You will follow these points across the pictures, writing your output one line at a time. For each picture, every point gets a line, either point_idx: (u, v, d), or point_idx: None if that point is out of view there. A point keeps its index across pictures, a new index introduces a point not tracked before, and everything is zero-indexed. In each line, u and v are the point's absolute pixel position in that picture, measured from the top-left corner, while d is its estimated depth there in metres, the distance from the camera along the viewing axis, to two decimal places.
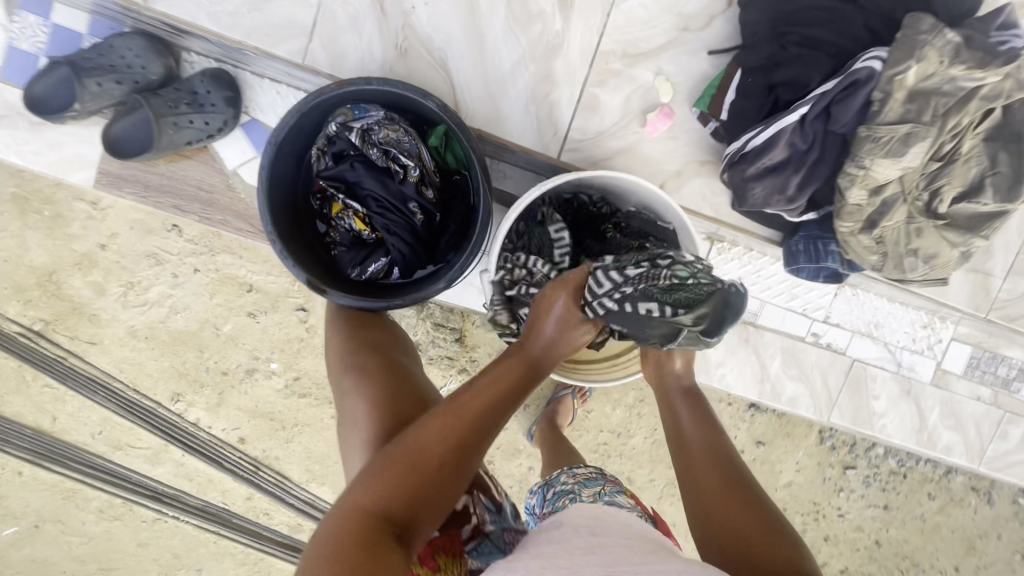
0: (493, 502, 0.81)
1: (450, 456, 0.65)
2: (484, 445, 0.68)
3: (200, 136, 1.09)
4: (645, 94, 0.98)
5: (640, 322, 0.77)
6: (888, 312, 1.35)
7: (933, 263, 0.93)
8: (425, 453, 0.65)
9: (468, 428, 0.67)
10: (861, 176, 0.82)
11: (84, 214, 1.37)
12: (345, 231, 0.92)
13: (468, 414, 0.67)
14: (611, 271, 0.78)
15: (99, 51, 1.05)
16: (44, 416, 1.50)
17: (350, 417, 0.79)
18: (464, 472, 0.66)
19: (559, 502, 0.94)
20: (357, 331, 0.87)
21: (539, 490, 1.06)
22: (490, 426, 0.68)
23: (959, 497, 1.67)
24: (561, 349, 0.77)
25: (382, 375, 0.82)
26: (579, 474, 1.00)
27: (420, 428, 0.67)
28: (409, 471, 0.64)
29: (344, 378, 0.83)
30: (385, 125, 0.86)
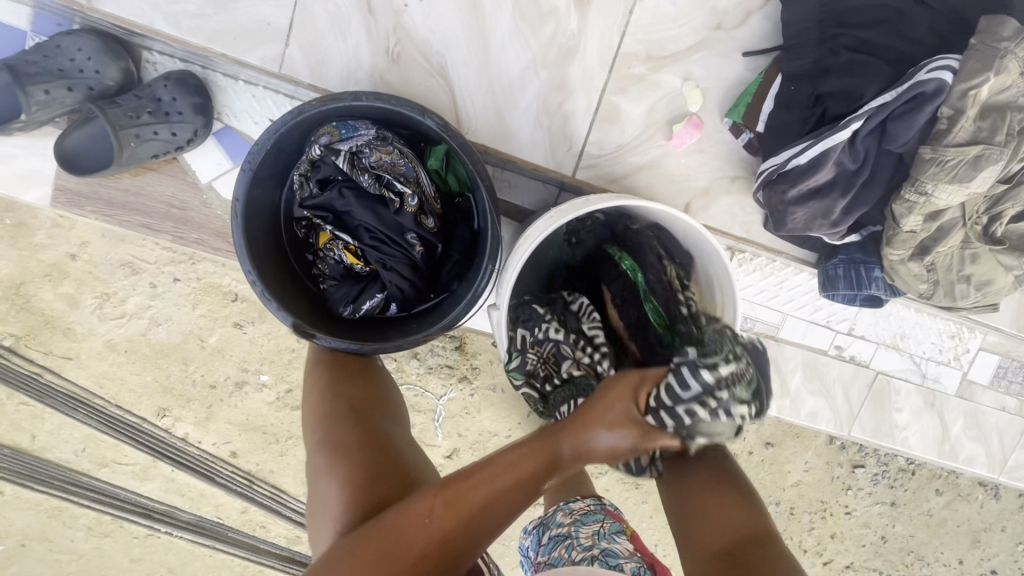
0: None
1: (434, 549, 0.57)
2: (475, 542, 0.59)
3: (168, 149, 0.97)
4: (672, 103, 0.87)
5: (723, 429, 0.70)
6: (914, 323, 1.27)
7: (986, 290, 0.84)
8: (405, 542, 0.57)
9: (461, 522, 0.58)
10: (921, 203, 0.74)
11: (50, 221, 1.25)
12: (334, 263, 0.81)
13: (466, 502, 0.59)
14: (700, 371, 0.69)
15: (44, 53, 0.92)
16: (23, 434, 1.40)
17: (320, 498, 0.71)
18: (446, 572, 0.58)
19: (556, 551, 0.87)
20: (335, 394, 0.81)
21: (534, 528, 0.98)
22: (490, 519, 0.60)
23: (967, 492, 1.55)
24: (600, 452, 0.63)
25: (359, 445, 0.75)
26: (576, 510, 0.92)
27: (406, 510, 0.59)
28: (383, 561, 0.56)
29: (325, 442, 0.76)
30: (376, 146, 0.76)
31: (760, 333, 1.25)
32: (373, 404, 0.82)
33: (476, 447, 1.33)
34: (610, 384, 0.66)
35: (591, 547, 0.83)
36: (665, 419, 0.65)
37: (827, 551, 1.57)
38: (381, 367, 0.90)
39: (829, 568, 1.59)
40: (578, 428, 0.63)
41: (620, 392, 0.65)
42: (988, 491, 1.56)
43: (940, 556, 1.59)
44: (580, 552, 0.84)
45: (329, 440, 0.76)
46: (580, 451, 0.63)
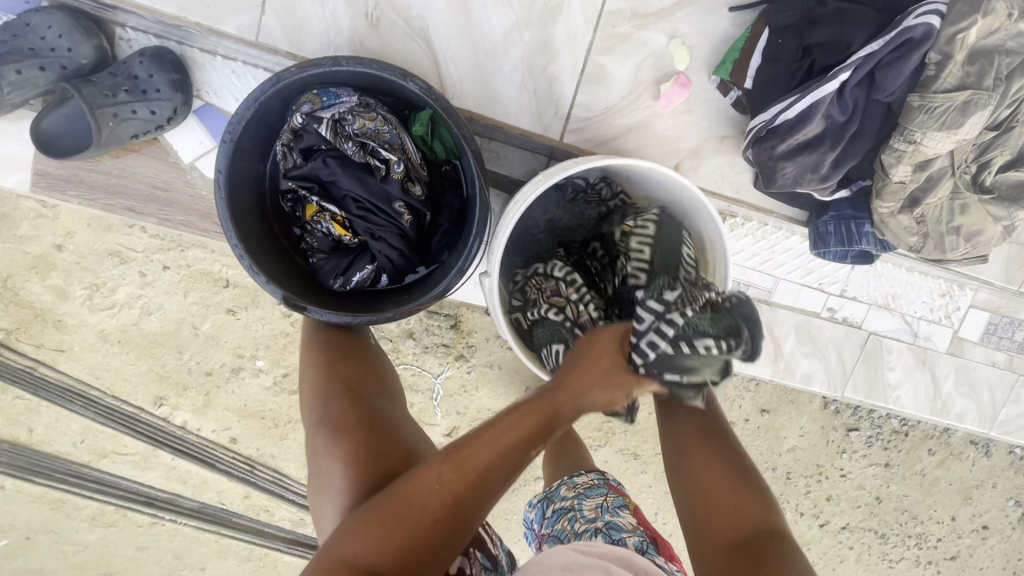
0: (489, 559, 0.77)
1: (445, 511, 0.58)
2: (487, 500, 0.59)
3: (148, 128, 0.95)
4: (659, 61, 0.85)
5: (696, 363, 0.67)
6: (906, 282, 1.28)
7: (976, 241, 0.85)
8: (416, 508, 0.58)
9: (470, 483, 0.58)
10: (910, 152, 0.73)
11: (34, 212, 1.23)
12: (322, 236, 0.80)
13: (469, 468, 0.58)
14: (649, 301, 0.71)
15: (13, 32, 0.89)
16: (20, 429, 1.40)
17: (324, 478, 0.71)
18: (460, 529, 0.58)
19: (559, 523, 0.89)
20: (330, 370, 0.81)
21: (538, 502, 0.99)
22: (496, 481, 0.59)
23: (959, 450, 1.57)
24: (595, 408, 0.65)
25: (355, 424, 0.75)
26: (580, 484, 0.94)
27: (414, 477, 0.59)
28: (397, 529, 0.57)
29: (325, 419, 0.76)
30: (359, 113, 0.74)
31: (753, 299, 1.26)
32: (368, 383, 0.82)
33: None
34: (591, 342, 0.69)
35: (595, 519, 0.85)
36: (634, 356, 0.67)
37: (823, 513, 1.60)
38: (375, 348, 0.89)
39: (825, 530, 1.62)
40: (575, 385, 0.65)
41: (606, 353, 0.68)
42: (979, 448, 1.58)
43: (933, 514, 1.63)
44: (583, 524, 0.85)
45: (327, 419, 0.76)
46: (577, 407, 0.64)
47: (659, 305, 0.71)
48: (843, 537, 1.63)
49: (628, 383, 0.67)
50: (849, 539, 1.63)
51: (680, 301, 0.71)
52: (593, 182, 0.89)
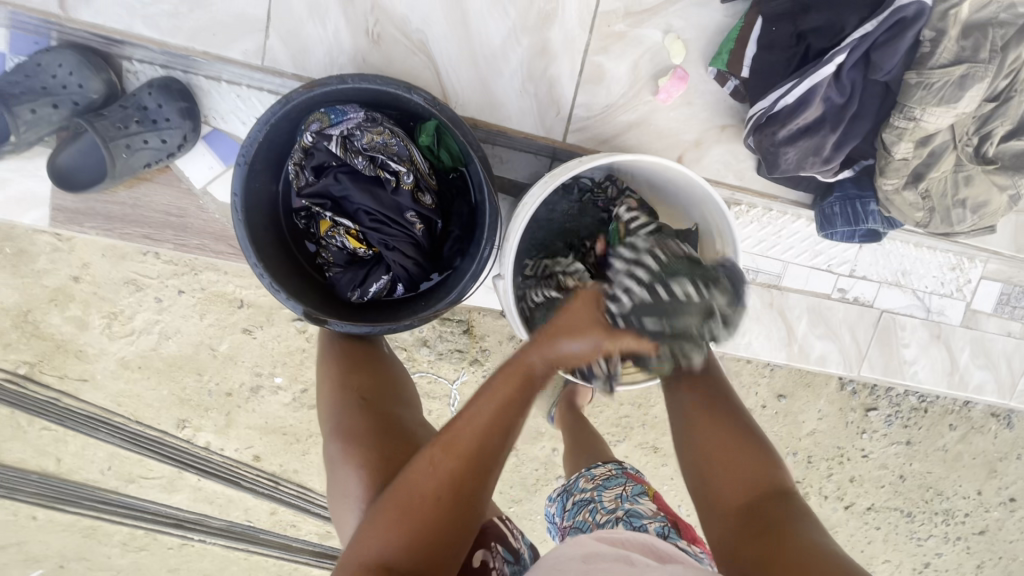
0: (511, 553, 0.77)
1: (447, 492, 0.59)
2: (485, 474, 0.60)
3: (159, 156, 0.97)
4: (655, 57, 0.87)
5: (679, 309, 0.65)
6: (914, 259, 1.28)
7: (982, 212, 0.85)
8: (419, 501, 0.59)
9: (464, 463, 0.59)
10: (910, 129, 0.74)
11: (49, 246, 1.26)
12: (337, 249, 0.82)
13: (459, 448, 0.59)
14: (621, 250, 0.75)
15: (25, 72, 0.92)
16: (48, 459, 1.43)
17: (339, 485, 0.73)
18: (466, 504, 0.60)
19: (580, 515, 0.90)
20: (342, 382, 0.82)
21: (558, 496, 1.00)
22: (491, 454, 0.60)
23: (981, 424, 1.57)
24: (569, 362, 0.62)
25: (368, 431, 0.76)
26: (597, 475, 0.96)
27: (410, 469, 0.61)
28: (405, 520, 0.58)
29: (335, 434, 0.77)
30: (367, 128, 0.75)
31: (763, 284, 1.26)
32: (384, 391, 0.83)
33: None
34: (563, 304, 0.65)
35: (615, 509, 0.86)
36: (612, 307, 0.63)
37: (847, 495, 1.61)
38: (390, 356, 0.91)
39: (850, 511, 1.63)
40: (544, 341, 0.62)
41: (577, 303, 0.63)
42: (1002, 421, 1.57)
43: (959, 490, 1.62)
44: (604, 515, 0.86)
45: (340, 429, 0.78)
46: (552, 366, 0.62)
47: (630, 252, 0.74)
48: (868, 517, 1.63)
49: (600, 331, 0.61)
50: (875, 519, 1.63)
51: (652, 248, 0.74)
52: (600, 181, 0.92)
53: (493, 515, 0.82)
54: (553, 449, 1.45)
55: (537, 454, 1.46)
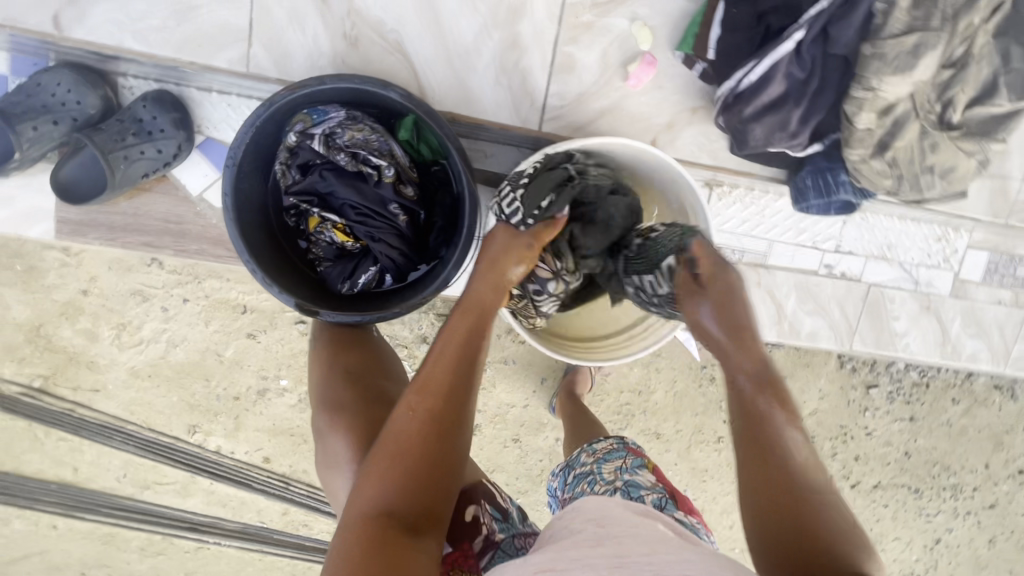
0: (499, 511, 0.84)
1: (429, 428, 0.61)
2: (462, 407, 0.63)
3: (156, 166, 1.01)
4: (623, 45, 0.90)
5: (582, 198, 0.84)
6: (899, 231, 1.30)
7: (950, 177, 0.88)
8: (404, 443, 0.60)
9: (439, 397, 0.63)
10: (870, 99, 0.77)
11: (58, 262, 1.31)
12: (327, 245, 0.86)
13: (433, 385, 0.63)
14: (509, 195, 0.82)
15: (26, 92, 0.97)
16: (65, 469, 1.47)
17: (330, 452, 0.83)
18: (449, 438, 0.62)
19: (580, 486, 0.94)
20: (332, 362, 0.90)
21: (561, 471, 1.04)
22: (462, 386, 0.64)
23: (983, 396, 1.57)
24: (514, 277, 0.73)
25: (352, 405, 0.85)
26: (599, 450, 0.99)
27: (390, 420, 0.63)
28: (393, 462, 0.60)
29: (323, 410, 0.86)
30: (348, 126, 0.79)
31: (750, 264, 1.29)
32: (372, 370, 0.90)
33: (497, 420, 1.45)
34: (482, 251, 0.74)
35: (613, 480, 0.91)
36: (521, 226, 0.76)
37: (853, 473, 1.61)
38: (382, 344, 0.96)
39: (857, 490, 1.63)
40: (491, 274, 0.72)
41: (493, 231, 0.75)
42: (1005, 392, 1.58)
43: (965, 463, 1.62)
44: (602, 485, 0.90)
45: (330, 402, 0.87)
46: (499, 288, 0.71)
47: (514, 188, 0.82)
48: (876, 495, 1.64)
49: (524, 240, 0.74)
50: (883, 497, 1.64)
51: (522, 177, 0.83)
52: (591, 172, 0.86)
53: (484, 478, 0.89)
54: (556, 439, 1.48)
55: (541, 445, 1.48)
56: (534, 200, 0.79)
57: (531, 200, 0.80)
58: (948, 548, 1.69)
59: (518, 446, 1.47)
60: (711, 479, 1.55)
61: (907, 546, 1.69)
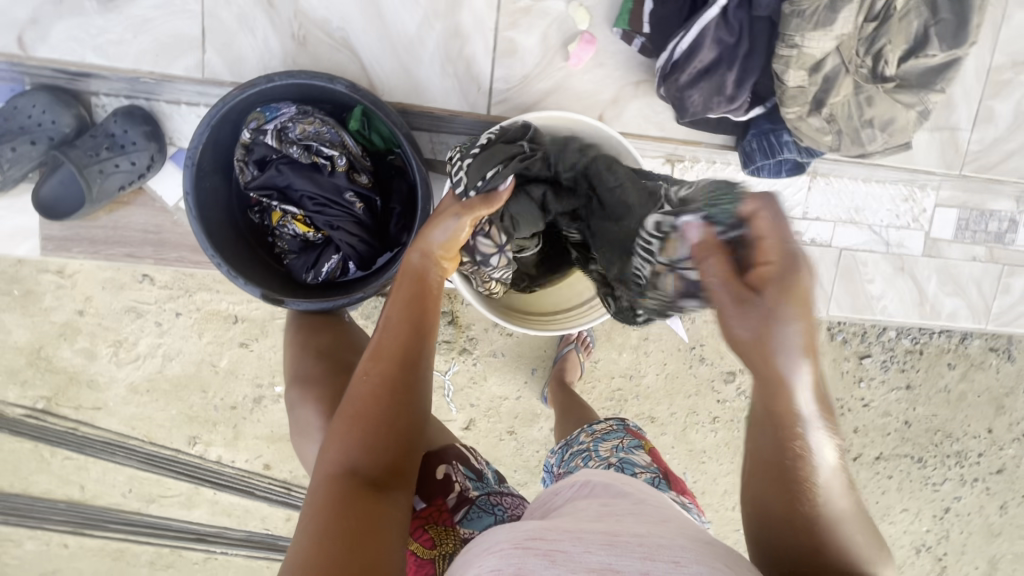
0: (473, 471, 0.85)
1: (388, 391, 0.62)
2: (419, 368, 0.64)
3: (132, 178, 1.04)
4: (562, 25, 0.96)
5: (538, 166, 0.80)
6: (865, 194, 1.25)
7: (891, 130, 0.90)
8: (364, 408, 0.61)
9: (395, 360, 0.63)
10: (795, 55, 0.80)
11: (53, 285, 1.36)
12: (291, 237, 0.90)
13: (387, 351, 0.64)
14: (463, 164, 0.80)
15: (5, 115, 1.02)
16: (74, 487, 1.51)
17: (302, 421, 0.90)
18: (408, 399, 0.62)
19: (575, 462, 0.95)
20: (304, 342, 0.96)
21: (558, 448, 1.04)
22: (417, 349, 0.65)
23: (979, 359, 1.54)
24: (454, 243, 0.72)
25: (320, 376, 0.92)
26: (597, 430, 1.00)
27: (348, 389, 0.63)
28: (354, 428, 0.60)
29: (293, 389, 0.92)
30: (299, 120, 0.83)
31: None
32: (341, 345, 0.96)
33: (491, 413, 1.46)
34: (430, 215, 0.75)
35: (608, 456, 0.92)
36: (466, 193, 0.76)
37: (853, 446, 1.59)
38: (352, 324, 1.01)
39: (859, 462, 1.61)
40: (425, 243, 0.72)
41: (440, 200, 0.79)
42: (1002, 354, 1.54)
43: (968, 429, 1.59)
44: (596, 462, 0.92)
45: (299, 376, 0.93)
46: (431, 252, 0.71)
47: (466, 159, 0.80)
48: (879, 467, 1.61)
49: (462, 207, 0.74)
50: (886, 468, 1.61)
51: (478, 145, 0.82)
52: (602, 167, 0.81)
53: (455, 441, 0.90)
54: (551, 428, 1.48)
55: (537, 435, 1.49)
56: (474, 176, 0.77)
57: (472, 176, 0.77)
58: (958, 517, 1.65)
59: (513, 437, 1.49)
60: (708, 459, 1.55)
61: (916, 517, 1.65)
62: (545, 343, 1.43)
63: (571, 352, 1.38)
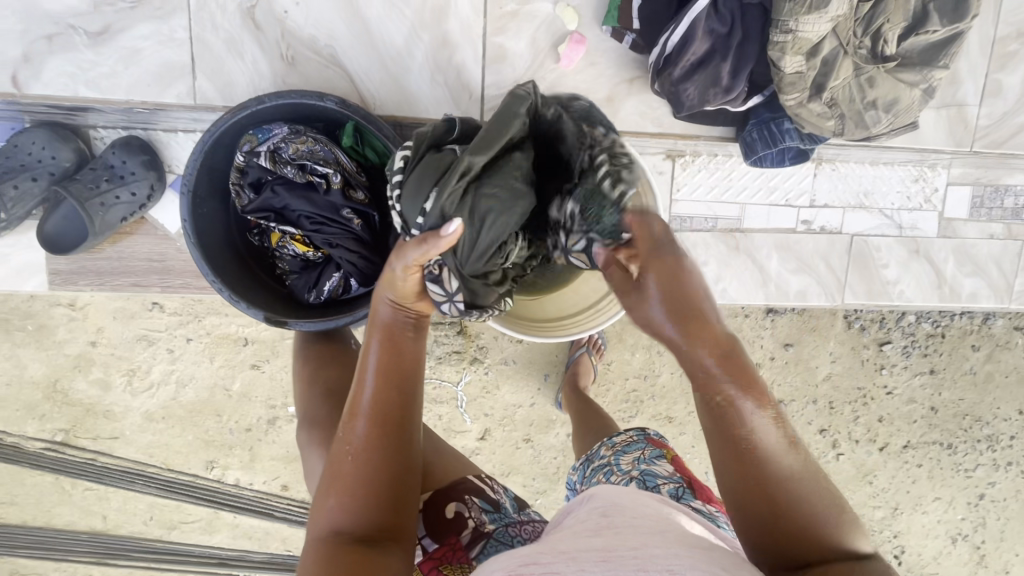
0: (490, 503, 0.82)
1: (365, 448, 0.62)
2: (397, 416, 0.64)
3: (133, 209, 1.05)
4: (551, 27, 0.95)
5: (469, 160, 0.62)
6: (873, 177, 1.22)
7: (895, 110, 0.87)
8: (345, 467, 0.61)
9: (369, 416, 0.63)
10: (791, 41, 0.78)
11: (65, 317, 1.37)
12: (292, 258, 0.89)
13: (362, 407, 0.64)
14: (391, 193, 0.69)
15: (6, 154, 1.02)
16: (96, 517, 1.52)
17: (311, 467, 0.89)
18: (388, 451, 0.62)
19: (596, 478, 0.93)
20: (311, 380, 0.96)
21: (579, 465, 1.01)
22: (391, 399, 0.64)
23: (1005, 340, 1.49)
24: (411, 287, 0.67)
25: (327, 418, 0.91)
26: (617, 442, 0.98)
27: (331, 448, 0.64)
28: (337, 487, 0.61)
29: (302, 431, 0.92)
30: (292, 139, 0.83)
31: (724, 229, 1.22)
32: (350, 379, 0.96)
33: (506, 422, 1.44)
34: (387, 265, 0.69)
35: (630, 470, 0.89)
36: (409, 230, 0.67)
37: (880, 436, 1.54)
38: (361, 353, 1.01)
39: (887, 453, 1.56)
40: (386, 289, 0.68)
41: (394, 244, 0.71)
42: None
43: (998, 412, 1.54)
44: (618, 476, 0.89)
45: (308, 416, 0.93)
46: (394, 301, 0.68)
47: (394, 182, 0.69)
48: (907, 456, 1.56)
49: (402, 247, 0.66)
50: (915, 457, 1.56)
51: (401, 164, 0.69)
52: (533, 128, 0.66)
53: (471, 474, 0.87)
54: (567, 434, 1.46)
55: (554, 442, 1.47)
56: (411, 212, 0.65)
57: (410, 212, 0.66)
58: (994, 503, 1.60)
59: (529, 445, 1.47)
60: None
61: (950, 506, 1.60)
62: (556, 349, 1.41)
63: (583, 356, 1.36)
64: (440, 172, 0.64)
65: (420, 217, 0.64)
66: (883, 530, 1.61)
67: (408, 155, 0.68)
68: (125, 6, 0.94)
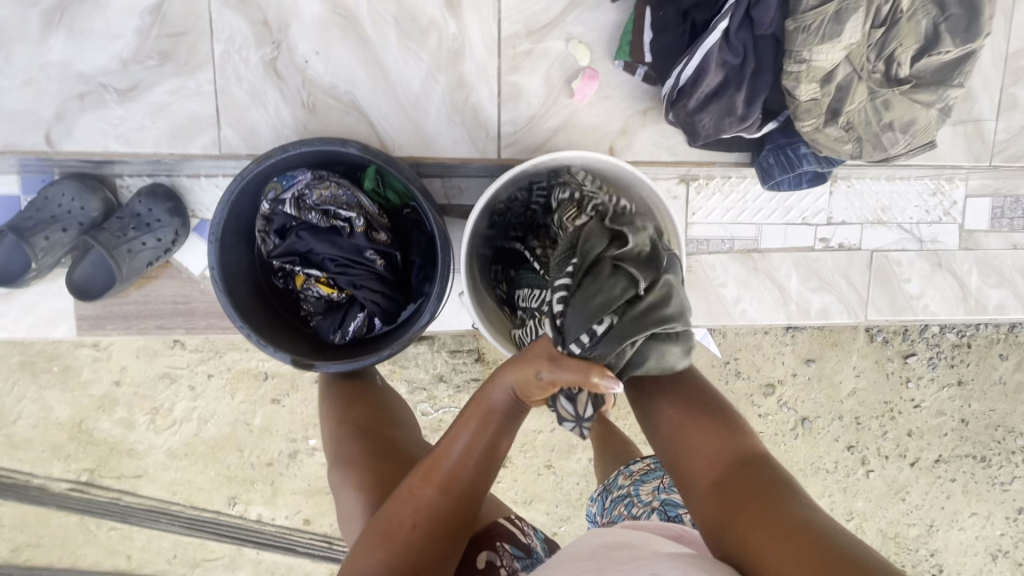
0: (521, 548, 0.81)
1: (424, 515, 0.63)
2: (465, 493, 0.65)
3: (158, 254, 1.07)
4: (564, 64, 0.97)
5: (644, 317, 0.68)
6: (890, 192, 1.22)
7: (913, 130, 0.87)
8: (402, 526, 0.63)
9: (442, 485, 0.65)
10: (805, 70, 0.80)
11: (90, 358, 1.39)
12: (315, 299, 0.91)
13: (437, 473, 0.65)
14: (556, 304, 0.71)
15: (36, 206, 1.05)
16: (119, 557, 1.51)
17: (343, 507, 0.87)
18: (443, 526, 0.64)
19: (617, 509, 0.93)
20: (340, 417, 0.96)
21: (598, 495, 1.01)
22: (467, 474, 0.66)
23: None
24: (538, 385, 0.66)
25: (361, 456, 0.90)
26: (635, 471, 0.96)
27: (394, 499, 0.66)
28: (387, 541, 0.62)
29: (334, 471, 0.91)
30: (315, 185, 0.85)
31: (742, 250, 1.22)
32: (379, 419, 0.97)
33: (527, 448, 1.43)
34: (523, 353, 0.69)
35: (651, 500, 0.89)
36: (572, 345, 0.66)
37: (910, 451, 1.50)
38: (385, 388, 1.03)
39: (918, 468, 1.51)
40: (514, 375, 0.66)
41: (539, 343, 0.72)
42: None
43: None
44: (641, 508, 0.89)
45: (340, 454, 0.92)
46: (513, 392, 0.67)
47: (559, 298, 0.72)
48: (940, 471, 1.51)
49: (558, 361, 0.65)
50: (948, 471, 1.51)
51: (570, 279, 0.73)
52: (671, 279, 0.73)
53: (502, 517, 0.86)
54: (590, 459, 1.45)
55: (576, 467, 1.45)
56: (577, 328, 0.67)
57: (574, 328, 0.68)
58: None
59: (552, 472, 1.45)
60: None
61: (988, 521, 1.54)
62: None
63: None
64: (618, 312, 0.69)
65: (588, 338, 0.66)
66: (919, 549, 1.55)
67: (579, 277, 0.73)
68: (153, 63, 0.98)
